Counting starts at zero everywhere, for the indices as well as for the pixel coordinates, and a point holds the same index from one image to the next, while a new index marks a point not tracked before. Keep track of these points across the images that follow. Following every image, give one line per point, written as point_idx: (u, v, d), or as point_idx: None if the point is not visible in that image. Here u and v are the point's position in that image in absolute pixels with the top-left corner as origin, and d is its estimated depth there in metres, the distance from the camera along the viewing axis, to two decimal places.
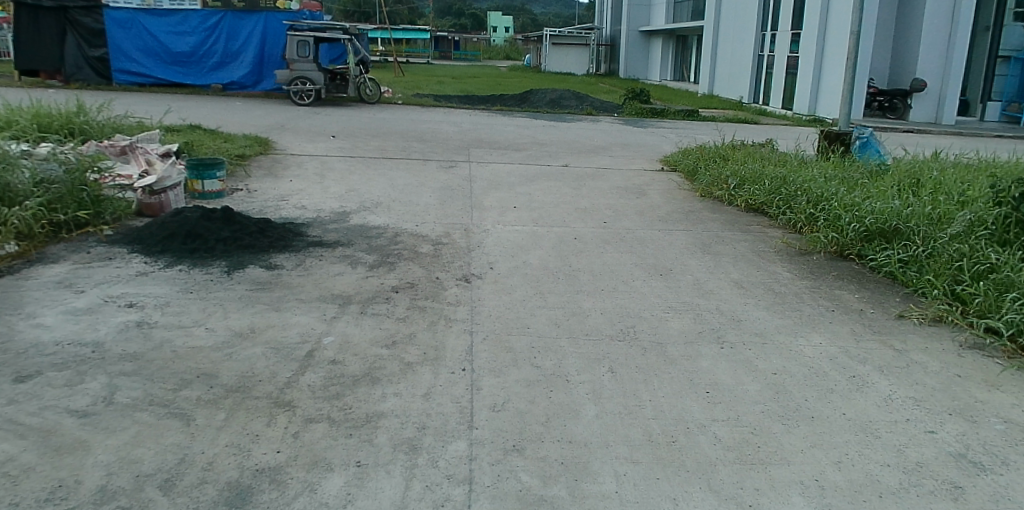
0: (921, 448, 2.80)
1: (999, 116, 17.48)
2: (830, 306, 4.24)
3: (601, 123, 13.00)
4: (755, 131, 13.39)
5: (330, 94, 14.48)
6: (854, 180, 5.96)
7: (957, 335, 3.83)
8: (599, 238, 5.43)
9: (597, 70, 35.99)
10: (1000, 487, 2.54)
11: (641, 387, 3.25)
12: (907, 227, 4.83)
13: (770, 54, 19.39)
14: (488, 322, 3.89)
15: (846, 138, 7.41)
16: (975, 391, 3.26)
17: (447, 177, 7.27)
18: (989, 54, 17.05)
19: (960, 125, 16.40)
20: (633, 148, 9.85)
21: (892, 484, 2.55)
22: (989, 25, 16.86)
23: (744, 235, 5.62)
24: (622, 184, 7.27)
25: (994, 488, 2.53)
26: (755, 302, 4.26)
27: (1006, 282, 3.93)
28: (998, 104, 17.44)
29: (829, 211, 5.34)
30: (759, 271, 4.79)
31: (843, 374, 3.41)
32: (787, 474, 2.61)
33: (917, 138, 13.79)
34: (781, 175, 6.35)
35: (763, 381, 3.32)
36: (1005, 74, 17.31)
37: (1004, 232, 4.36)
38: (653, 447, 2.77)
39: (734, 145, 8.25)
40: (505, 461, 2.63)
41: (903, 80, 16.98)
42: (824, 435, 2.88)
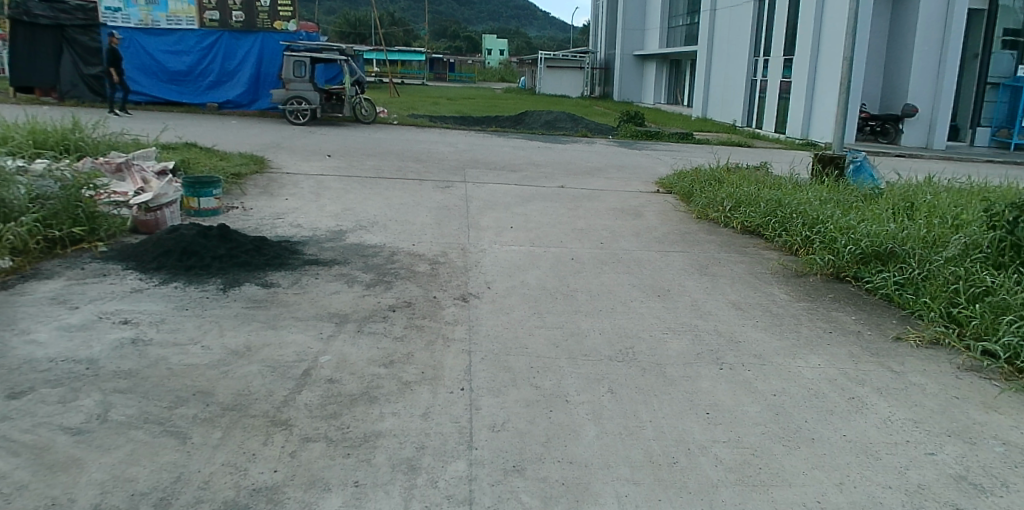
0: (922, 470, 2.80)
1: (989, 141, 17.74)
2: (827, 327, 4.25)
3: (597, 145, 13.06)
4: (749, 154, 13.49)
5: (326, 113, 14.61)
6: (850, 203, 6.01)
7: (954, 358, 3.85)
8: (596, 258, 5.42)
9: (591, 92, 36.49)
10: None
11: (641, 407, 3.26)
12: (902, 250, 4.86)
13: (763, 79, 19.64)
14: (486, 341, 3.88)
15: (840, 161, 7.43)
16: (975, 413, 3.28)
17: (443, 197, 7.27)
18: (980, 78, 17.40)
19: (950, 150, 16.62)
20: (627, 169, 9.87)
21: (895, 506, 2.56)
22: (978, 53, 17.26)
23: (741, 257, 5.64)
24: (617, 205, 7.28)
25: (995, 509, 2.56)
26: (752, 324, 4.26)
27: (1002, 305, 3.97)
28: (987, 130, 17.72)
29: (825, 234, 5.35)
30: (756, 293, 4.78)
31: (843, 395, 3.42)
32: (790, 495, 2.61)
33: (910, 163, 13.91)
34: (777, 198, 6.36)
35: (762, 402, 3.33)
36: (995, 101, 17.62)
37: (999, 256, 4.40)
38: (653, 468, 2.76)
39: (729, 167, 8.29)
40: (505, 482, 2.61)
41: (895, 105, 17.27)
42: (826, 457, 2.88)
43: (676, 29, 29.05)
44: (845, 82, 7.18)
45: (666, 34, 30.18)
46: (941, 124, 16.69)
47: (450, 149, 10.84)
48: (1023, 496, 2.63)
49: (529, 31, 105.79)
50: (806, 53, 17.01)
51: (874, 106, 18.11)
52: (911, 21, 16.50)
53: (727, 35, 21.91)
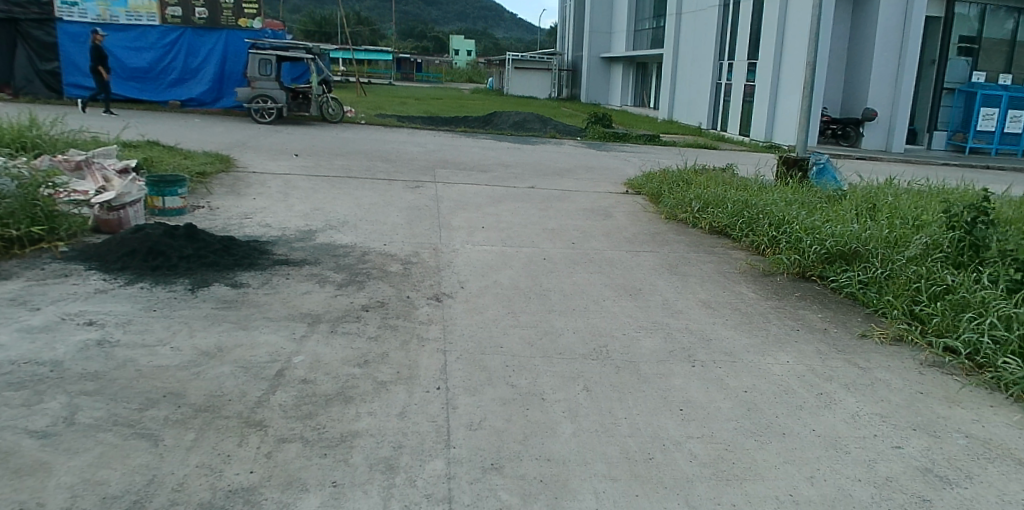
0: (890, 463, 2.93)
1: (946, 144, 18.38)
2: (795, 325, 4.34)
3: (566, 146, 13.15)
4: (715, 156, 13.73)
5: (292, 112, 14.32)
6: (814, 204, 6.16)
7: (917, 354, 3.99)
8: (568, 258, 5.44)
9: (558, 94, 36.72)
10: (965, 500, 2.70)
11: (616, 405, 3.30)
12: (866, 249, 4.99)
13: (727, 82, 20.05)
14: (461, 341, 3.87)
15: (804, 164, 7.60)
16: (938, 408, 3.42)
17: (414, 197, 7.22)
18: (936, 83, 17.97)
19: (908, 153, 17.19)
20: (596, 171, 9.95)
21: (863, 498, 2.67)
22: (935, 59, 17.85)
23: (709, 256, 5.73)
24: (587, 206, 7.34)
25: (959, 501, 2.69)
26: (722, 322, 4.33)
27: (961, 303, 4.13)
28: (944, 134, 18.37)
29: (791, 234, 5.47)
30: (725, 292, 4.87)
31: (811, 391, 3.51)
32: (765, 489, 2.70)
33: (867, 165, 14.32)
34: (743, 198, 6.48)
35: (735, 398, 3.40)
36: (950, 106, 18.29)
37: (958, 256, 4.56)
38: (630, 464, 2.82)
39: (697, 169, 8.43)
40: (484, 479, 2.62)
41: (855, 109, 17.76)
42: (798, 451, 2.97)
43: (644, 32, 29.47)
44: (809, 86, 7.37)
45: (633, 37, 30.59)
46: (900, 128, 17.26)
47: (419, 150, 10.78)
48: (986, 487, 2.81)
49: (495, 32, 105.89)
50: (769, 58, 17.43)
51: (835, 110, 18.57)
52: (869, 27, 17.01)
53: (693, 39, 22.28)
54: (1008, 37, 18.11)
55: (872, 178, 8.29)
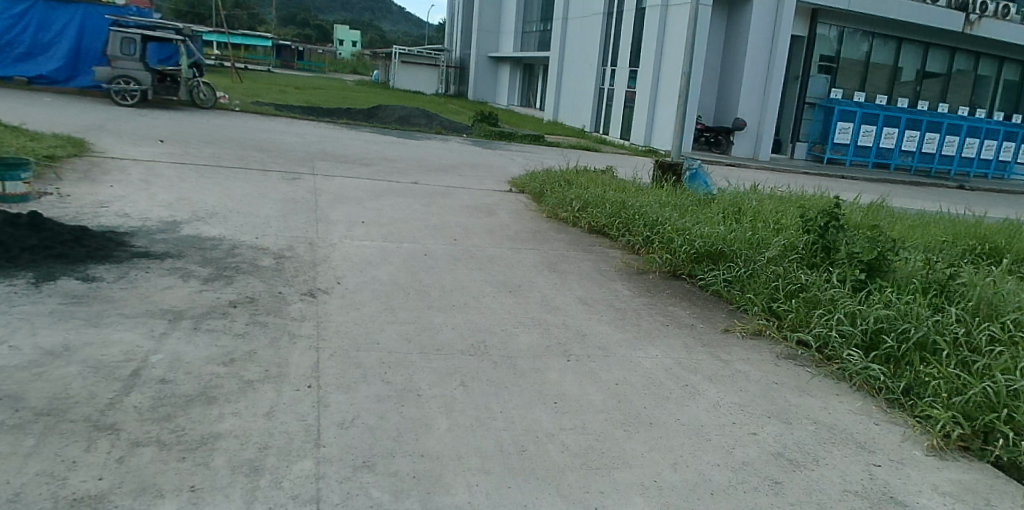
0: (746, 448, 3.25)
1: (806, 154, 20.16)
2: (665, 320, 4.54)
3: (452, 143, 13.08)
4: (596, 158, 14.17)
5: (158, 96, 13.27)
6: (686, 206, 6.47)
7: (773, 347, 4.33)
8: (449, 255, 5.38)
9: (445, 91, 36.58)
10: (812, 481, 3.07)
11: (493, 400, 3.35)
12: (730, 249, 5.27)
13: (609, 88, 20.80)
14: (336, 337, 3.72)
15: (679, 168, 7.97)
16: (789, 396, 3.76)
17: (291, 189, 6.88)
18: (800, 98, 19.66)
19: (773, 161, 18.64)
20: (481, 168, 9.96)
21: (720, 482, 2.96)
22: (798, 75, 19.46)
23: (587, 255, 5.87)
24: (471, 203, 7.31)
25: (803, 483, 3.04)
26: (598, 318, 4.44)
27: (813, 300, 4.50)
28: (805, 145, 20.12)
29: (664, 234, 5.71)
30: (602, 289, 5.00)
31: (677, 382, 3.72)
32: (630, 476, 2.90)
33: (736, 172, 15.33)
34: (621, 199, 6.70)
35: (606, 391, 3.55)
36: (811, 119, 19.94)
37: (812, 257, 4.94)
38: (503, 457, 2.89)
39: (578, 169, 8.63)
40: (354, 478, 2.58)
41: (727, 119, 18.96)
42: (662, 440, 3.21)
43: (530, 35, 29.99)
44: (683, 94, 7.73)
45: (519, 37, 31.07)
46: (765, 138, 18.64)
47: (298, 141, 10.31)
48: (827, 468, 3.20)
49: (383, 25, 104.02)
50: (649, 66, 18.22)
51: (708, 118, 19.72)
52: (740, 43, 18.24)
53: (578, 44, 22.97)
54: (860, 59, 20.01)
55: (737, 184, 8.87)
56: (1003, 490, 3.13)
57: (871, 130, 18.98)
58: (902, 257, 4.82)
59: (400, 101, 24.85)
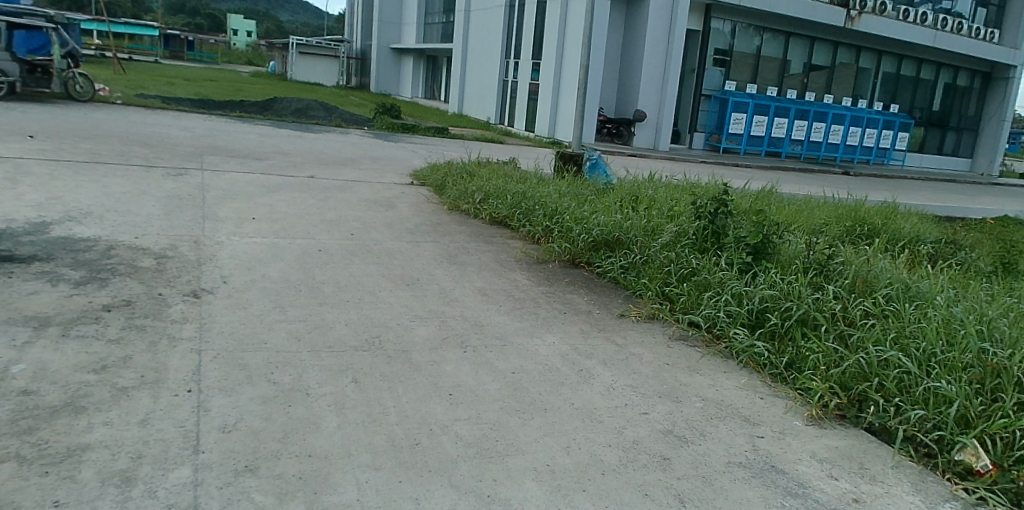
0: (637, 428, 3.34)
1: (704, 144, 21.00)
2: (562, 307, 4.60)
3: (351, 136, 12.80)
4: (497, 150, 14.23)
5: (27, 88, 12.32)
6: (585, 196, 6.57)
7: (666, 329, 4.46)
8: (346, 249, 5.25)
9: (347, 82, 35.90)
10: (699, 455, 3.18)
11: (384, 394, 3.28)
12: (627, 237, 5.40)
13: (513, 80, 20.91)
14: (220, 338, 3.55)
15: (579, 159, 8.10)
16: (679, 376, 3.90)
17: (176, 186, 6.52)
18: (696, 90, 20.55)
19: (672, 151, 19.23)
20: (381, 161, 9.79)
21: (612, 462, 3.02)
22: (694, 69, 20.37)
23: (488, 246, 5.86)
24: (370, 197, 7.16)
25: (689, 457, 3.15)
26: (496, 308, 4.45)
27: (704, 283, 4.66)
28: (702, 135, 20.93)
29: (562, 224, 5.78)
30: (500, 279, 5.01)
31: (572, 369, 3.80)
32: (523, 462, 2.91)
33: (641, 162, 15.80)
34: (522, 191, 6.73)
35: (502, 380, 3.57)
36: (707, 110, 20.81)
37: (703, 242, 5.12)
38: (395, 451, 2.84)
39: (480, 161, 8.61)
40: (235, 482, 2.46)
41: (627, 110, 19.44)
42: (556, 425, 3.25)
43: (432, 26, 29.80)
44: (582, 85, 7.84)
45: (422, 29, 30.81)
46: (665, 128, 19.22)
47: (186, 135, 9.79)
48: (713, 441, 3.32)
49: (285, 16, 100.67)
50: (551, 58, 18.43)
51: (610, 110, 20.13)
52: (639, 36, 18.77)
53: (480, 38, 23.03)
54: (752, 52, 21.03)
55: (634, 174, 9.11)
56: (877, 453, 3.39)
57: (762, 121, 20.14)
58: (786, 240, 5.05)
59: (297, 93, 24.10)
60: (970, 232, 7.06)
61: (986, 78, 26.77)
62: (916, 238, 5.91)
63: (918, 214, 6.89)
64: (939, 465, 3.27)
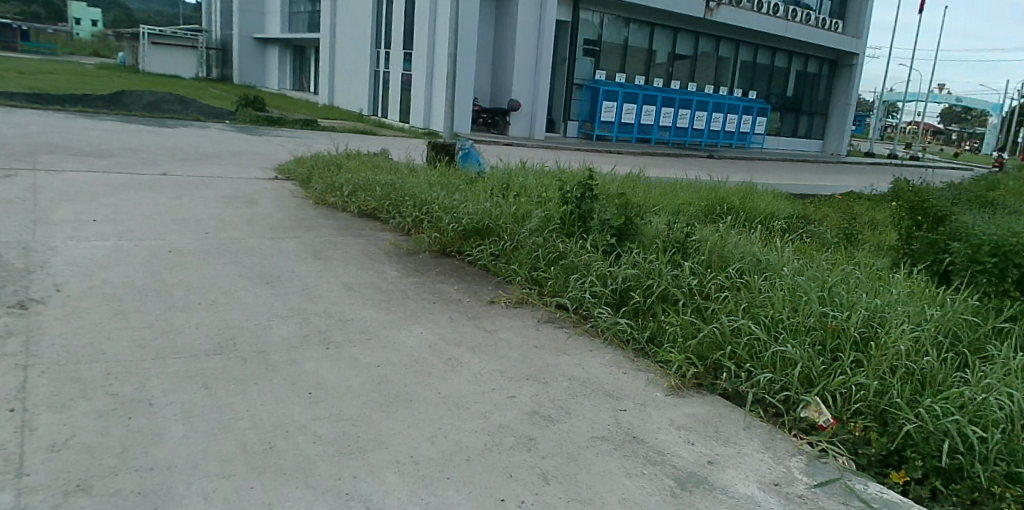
0: (504, 411, 3.37)
1: (578, 132, 22.08)
2: (431, 297, 4.59)
3: (210, 130, 12.16)
4: (365, 141, 13.99)
5: None
6: (455, 185, 6.57)
7: (535, 312, 4.56)
8: (200, 249, 4.97)
9: (206, 75, 34.37)
10: (563, 433, 3.25)
11: (238, 398, 3.12)
12: (496, 225, 5.45)
13: (383, 71, 20.75)
14: (50, 352, 3.25)
15: (450, 148, 8.10)
16: (547, 357, 3.99)
17: (3, 188, 5.91)
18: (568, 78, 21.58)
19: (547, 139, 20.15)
20: (244, 156, 9.35)
21: (477, 447, 3.02)
22: (565, 59, 21.36)
23: (356, 239, 5.74)
24: (230, 194, 6.82)
25: (554, 436, 3.21)
26: (362, 301, 4.36)
27: (571, 266, 4.79)
28: (575, 123, 22.03)
29: (432, 214, 5.76)
30: (368, 272, 4.92)
31: (439, 358, 3.79)
32: (386, 456, 2.85)
33: (520, 151, 16.11)
34: (391, 182, 6.64)
35: (365, 375, 3.50)
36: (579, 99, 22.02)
37: (570, 226, 5.26)
38: (248, 456, 2.71)
39: (348, 153, 8.42)
40: (63, 505, 2.26)
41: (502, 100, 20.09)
42: (422, 415, 3.21)
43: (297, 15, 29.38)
44: (450, 74, 7.83)
45: (286, 18, 30.28)
46: (539, 117, 20.08)
47: (15, 133, 8.90)
48: (577, 418, 3.40)
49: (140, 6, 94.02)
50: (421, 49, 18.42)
51: (485, 100, 20.72)
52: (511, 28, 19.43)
53: (346, 27, 22.82)
54: (620, 43, 22.77)
55: (505, 162, 9.23)
56: (731, 416, 3.60)
57: (632, 108, 21.90)
58: (649, 221, 5.27)
59: (147, 86, 22.53)
60: (819, 208, 7.66)
61: (833, 65, 30.14)
62: (771, 214, 6.35)
63: (773, 193, 7.40)
64: (786, 423, 3.53)
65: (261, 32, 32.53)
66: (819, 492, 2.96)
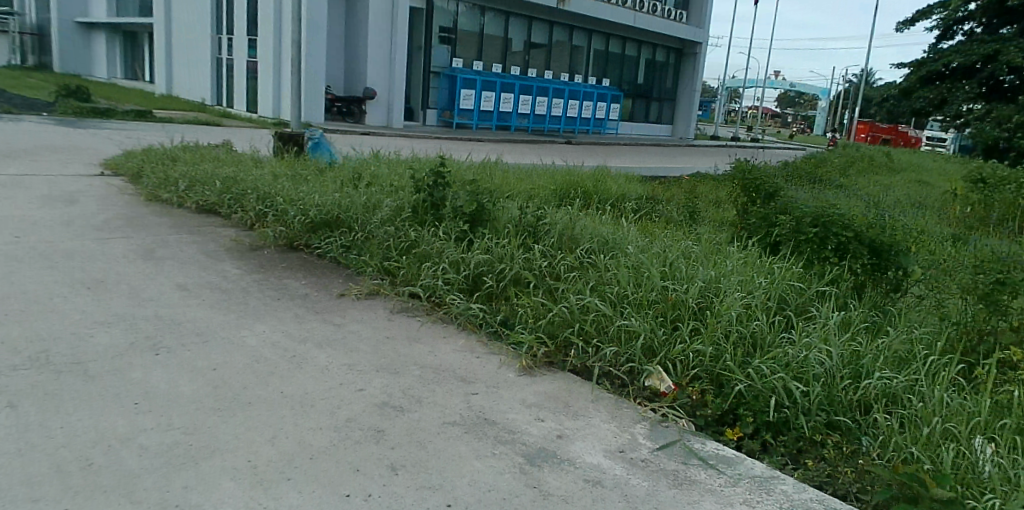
0: (352, 405, 3.30)
1: (437, 120, 22.60)
2: (276, 295, 4.47)
3: (24, 123, 11.02)
4: (207, 132, 13.29)
5: None
6: (302, 176, 6.38)
7: (386, 303, 4.54)
8: (8, 256, 4.52)
9: (20, 62, 31.19)
10: (413, 422, 3.23)
11: (50, 415, 2.86)
12: (346, 216, 5.36)
13: (228, 58, 20.43)
14: None
15: (299, 139, 7.85)
16: (397, 347, 3.98)
17: None
18: (426, 66, 22.15)
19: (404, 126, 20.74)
20: (66, 151, 8.55)
21: (322, 444, 2.94)
22: (421, 46, 21.95)
23: (194, 236, 5.45)
24: (46, 193, 6.23)
25: (403, 426, 3.18)
26: (200, 303, 4.16)
27: (423, 255, 4.81)
28: (433, 111, 22.61)
29: (276, 206, 5.57)
30: (206, 272, 4.69)
31: (284, 356, 3.68)
32: (222, 462, 2.71)
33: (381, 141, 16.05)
34: (232, 174, 6.35)
35: (201, 379, 3.32)
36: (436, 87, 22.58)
37: (423, 214, 5.27)
38: (60, 476, 2.49)
39: (187, 146, 7.93)
40: None
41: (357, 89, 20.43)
42: (263, 417, 3.09)
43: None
44: None
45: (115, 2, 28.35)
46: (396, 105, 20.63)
47: None
48: (428, 407, 3.39)
49: None
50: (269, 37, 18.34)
51: (338, 88, 20.92)
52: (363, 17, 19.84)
53: (180, 14, 22.07)
54: (476, 31, 23.56)
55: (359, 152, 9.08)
56: (579, 390, 3.73)
57: (491, 96, 22.31)
58: (502, 206, 5.36)
59: None
60: (665, 189, 8.13)
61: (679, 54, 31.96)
62: (623, 196, 6.68)
63: (625, 176, 7.77)
64: (631, 392, 3.72)
65: (85, 17, 30.12)
66: (660, 454, 3.14)
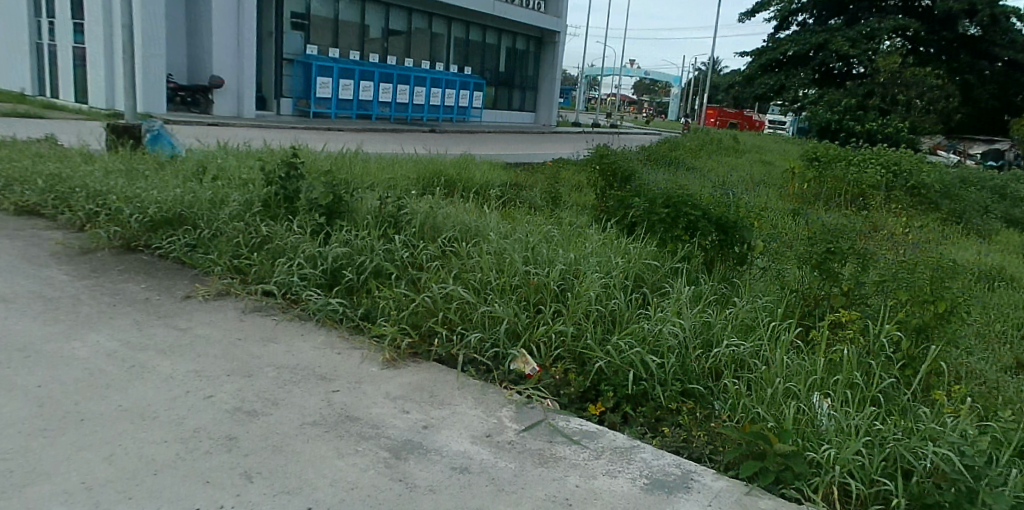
0: (200, 414, 3.07)
1: (293, 110, 21.86)
2: (112, 300, 4.12)
3: None
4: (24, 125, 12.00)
5: None
6: (140, 171, 5.91)
7: (238, 303, 4.31)
8: None
9: None
10: (270, 426, 3.06)
11: None
12: (190, 212, 5.02)
13: (48, 43, 18.51)
14: None
15: (136, 131, 7.26)
16: (251, 348, 3.77)
17: None
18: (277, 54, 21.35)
19: (257, 116, 19.93)
20: None
21: (167, 457, 2.71)
22: (272, 32, 21.10)
23: (11, 241, 4.90)
24: None
25: (259, 431, 3.00)
26: (19, 315, 3.75)
27: (277, 250, 4.60)
28: (289, 100, 21.84)
29: (110, 204, 5.13)
30: (27, 280, 4.23)
31: (122, 367, 3.38)
32: (47, 487, 2.43)
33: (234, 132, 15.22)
34: (56, 172, 5.77)
35: (20, 399, 2.98)
36: (291, 75, 21.79)
37: (276, 208, 5.04)
38: None
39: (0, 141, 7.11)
40: None
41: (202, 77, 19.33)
42: (95, 435, 2.80)
43: None
44: None
45: None
46: (246, 94, 19.76)
47: None
48: (286, 409, 3.23)
49: None
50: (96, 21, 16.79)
51: (181, 77, 19.65)
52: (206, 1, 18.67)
53: None
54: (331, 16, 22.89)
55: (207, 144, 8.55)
56: (445, 379, 3.71)
57: (349, 85, 21.87)
58: (360, 197, 5.21)
59: None
60: (529, 175, 8.28)
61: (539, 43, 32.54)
62: (487, 184, 6.72)
63: (488, 163, 7.83)
64: (497, 376, 3.75)
65: None
66: (526, 435, 3.19)
